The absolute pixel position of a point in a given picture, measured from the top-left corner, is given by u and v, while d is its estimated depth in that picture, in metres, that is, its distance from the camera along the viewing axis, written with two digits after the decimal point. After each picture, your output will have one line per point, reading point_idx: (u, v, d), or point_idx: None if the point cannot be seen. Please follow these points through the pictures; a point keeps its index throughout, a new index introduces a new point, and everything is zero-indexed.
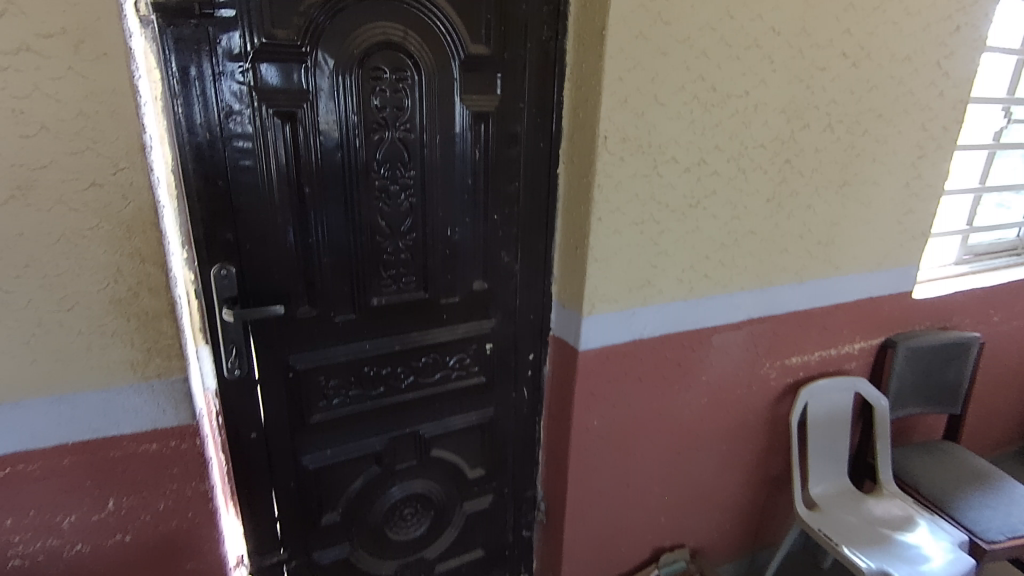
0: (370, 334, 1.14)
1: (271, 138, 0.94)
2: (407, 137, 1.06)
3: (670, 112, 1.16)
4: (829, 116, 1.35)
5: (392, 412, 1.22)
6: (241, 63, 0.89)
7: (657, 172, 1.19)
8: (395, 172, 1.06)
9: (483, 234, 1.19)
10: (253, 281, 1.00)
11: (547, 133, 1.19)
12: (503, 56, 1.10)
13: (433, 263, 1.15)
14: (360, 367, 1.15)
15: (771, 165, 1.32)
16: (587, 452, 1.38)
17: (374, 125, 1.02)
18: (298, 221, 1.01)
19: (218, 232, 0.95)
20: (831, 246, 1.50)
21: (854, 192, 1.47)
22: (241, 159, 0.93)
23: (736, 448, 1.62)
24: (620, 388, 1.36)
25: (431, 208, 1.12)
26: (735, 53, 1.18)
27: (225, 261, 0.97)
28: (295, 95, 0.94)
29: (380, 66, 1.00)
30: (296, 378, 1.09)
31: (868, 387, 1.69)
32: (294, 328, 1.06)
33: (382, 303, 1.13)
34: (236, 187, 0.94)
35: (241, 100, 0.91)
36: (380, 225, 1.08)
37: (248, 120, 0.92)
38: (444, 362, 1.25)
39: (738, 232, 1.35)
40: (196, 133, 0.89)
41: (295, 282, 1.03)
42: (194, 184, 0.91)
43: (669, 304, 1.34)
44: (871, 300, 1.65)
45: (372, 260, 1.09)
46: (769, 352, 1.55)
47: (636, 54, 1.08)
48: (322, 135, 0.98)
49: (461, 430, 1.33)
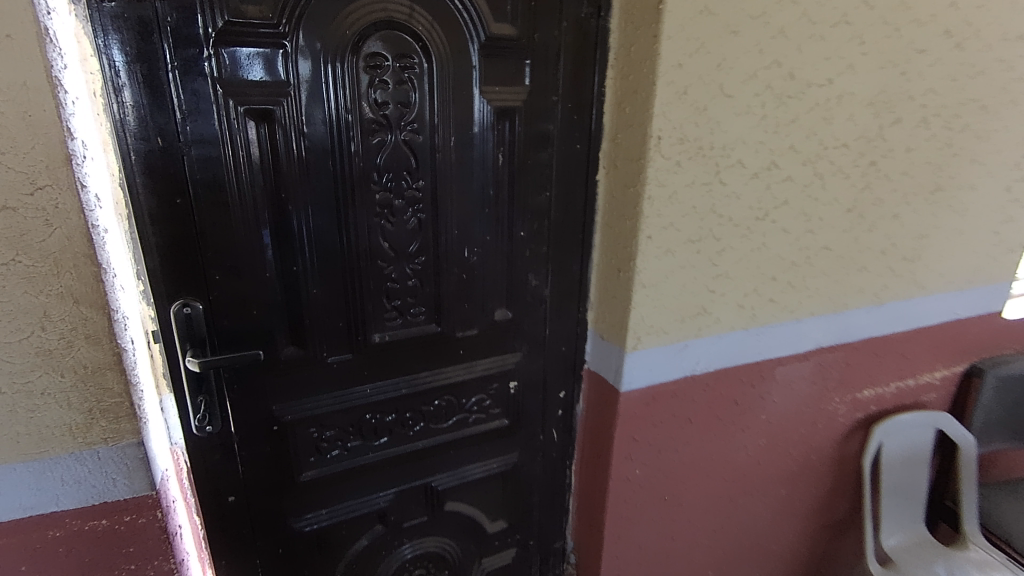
0: (372, 375, 0.95)
1: (243, 143, 0.75)
2: (415, 140, 0.86)
3: (738, 107, 0.94)
4: (925, 109, 1.11)
5: (398, 464, 1.03)
6: (201, 47, 0.70)
7: (719, 179, 0.98)
8: (400, 183, 0.87)
9: (507, 255, 0.99)
10: (226, 319, 0.81)
11: (584, 133, 0.98)
12: (533, 38, 0.89)
13: (447, 290, 0.96)
14: (362, 415, 0.96)
15: (852, 169, 1.10)
16: (627, 506, 1.17)
17: (373, 125, 0.83)
18: (281, 244, 0.82)
19: (180, 261, 0.76)
20: (916, 262, 1.27)
21: (948, 198, 1.23)
22: (206, 170, 0.74)
23: (796, 493, 1.40)
24: (667, 433, 1.15)
25: (444, 225, 0.92)
26: (819, 32, 0.95)
27: (191, 297, 0.78)
28: (272, 88, 0.75)
29: (379, 51, 0.80)
30: (282, 431, 0.90)
31: (951, 423, 1.46)
32: (278, 373, 0.87)
33: (385, 340, 0.93)
34: (200, 206, 0.75)
35: (202, 95, 0.72)
36: (381, 247, 0.89)
37: (213, 120, 0.73)
38: (460, 405, 1.05)
39: (810, 248, 1.13)
40: (147, 138, 0.70)
41: (279, 318, 0.85)
42: (147, 203, 0.72)
43: (727, 335, 1.12)
44: (959, 323, 1.41)
45: (372, 289, 0.90)
46: (839, 386, 1.33)
47: (699, 34, 0.86)
48: (307, 138, 0.79)
49: (479, 480, 1.13)
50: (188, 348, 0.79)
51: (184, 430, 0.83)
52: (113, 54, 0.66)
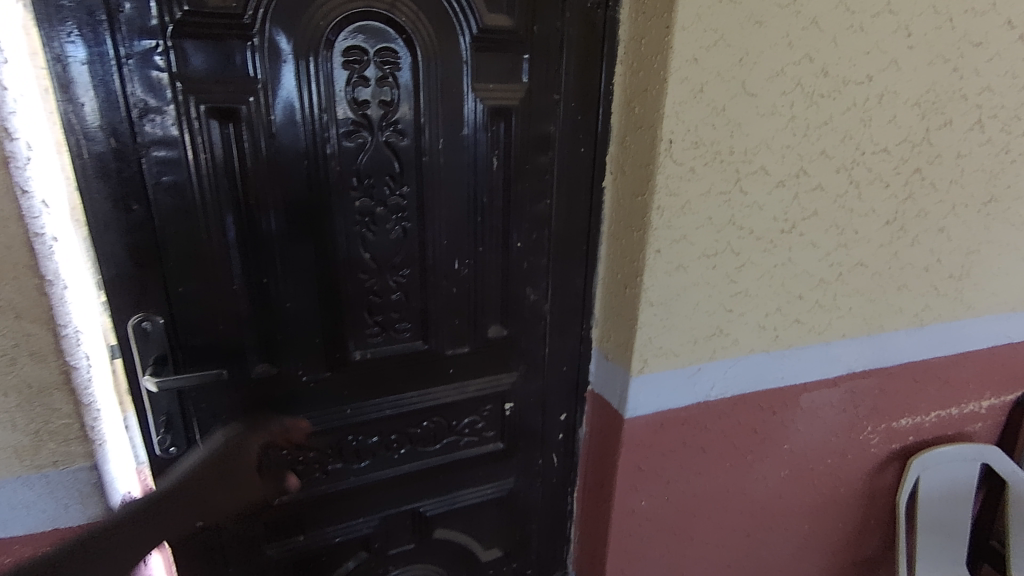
0: (354, 394, 0.88)
1: (206, 145, 0.69)
2: (399, 143, 0.78)
3: (763, 107, 0.84)
4: (980, 110, 0.99)
5: (383, 488, 0.97)
6: (155, 38, 0.64)
7: (739, 188, 0.88)
8: (382, 189, 0.79)
9: (502, 267, 0.91)
10: (192, 335, 0.76)
11: (590, 135, 0.89)
12: (532, 30, 0.81)
13: (435, 305, 0.88)
14: (343, 437, 0.90)
15: (893, 176, 0.98)
16: (632, 540, 1.09)
17: (351, 126, 0.75)
18: (250, 255, 0.75)
19: (139, 273, 0.71)
20: (965, 280, 1.14)
21: (1004, 210, 1.10)
22: (165, 174, 0.68)
23: (822, 528, 1.28)
24: (678, 462, 1.05)
25: (432, 235, 0.84)
26: (858, 23, 0.84)
27: (152, 311, 0.73)
28: (236, 85, 0.68)
29: (357, 44, 0.72)
30: (255, 452, 0.84)
31: (1000, 458, 1.32)
32: (248, 392, 0.81)
33: (367, 358, 0.86)
34: (159, 213, 0.69)
35: (158, 93, 0.65)
36: (362, 258, 0.82)
37: (171, 120, 0.67)
38: (450, 427, 0.98)
39: (843, 264, 1.02)
40: (98, 139, 0.64)
41: (250, 334, 0.79)
42: (100, 210, 0.67)
43: (746, 358, 1.02)
44: (1011, 347, 1.27)
45: (353, 303, 0.83)
46: (873, 414, 1.21)
47: (718, 24, 0.76)
48: (277, 140, 0.72)
49: (472, 506, 1.06)
50: (149, 365, 0.74)
51: (146, 450, 0.78)
52: (58, 46, 0.60)
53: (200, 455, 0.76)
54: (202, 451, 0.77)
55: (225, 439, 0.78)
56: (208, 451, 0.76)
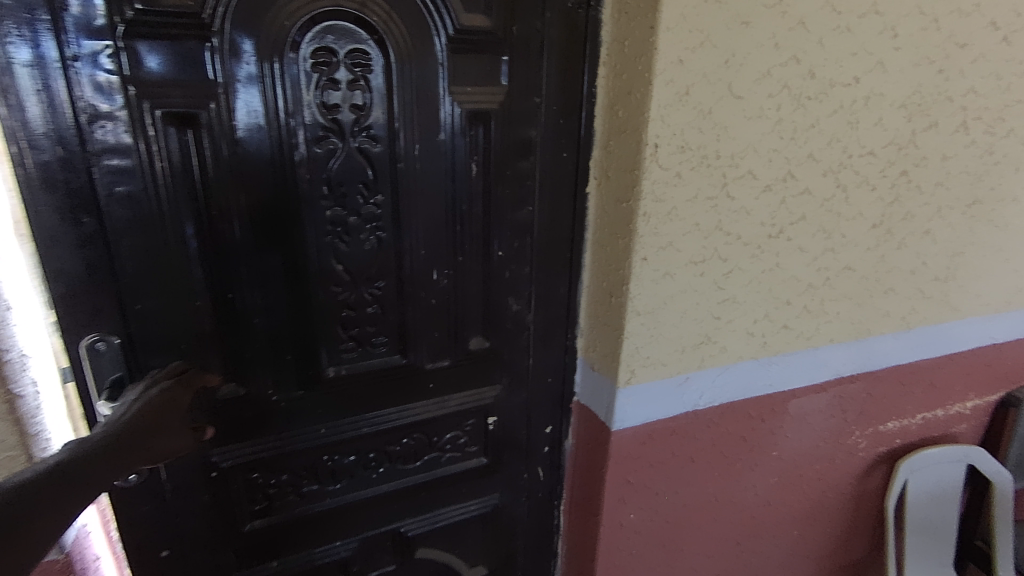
0: (328, 413, 0.84)
1: (163, 153, 0.64)
2: (372, 149, 0.74)
3: (750, 110, 0.81)
4: (964, 113, 0.98)
5: (362, 509, 0.92)
6: (104, 38, 0.59)
7: (726, 193, 0.85)
8: (355, 198, 0.75)
9: (483, 277, 0.88)
10: (152, 356, 0.71)
11: (572, 139, 0.86)
12: (512, 30, 0.77)
13: (413, 318, 0.84)
14: (317, 457, 0.85)
15: (880, 180, 0.97)
16: (620, 554, 1.06)
17: (321, 132, 0.71)
18: (214, 270, 0.71)
19: (91, 290, 0.66)
20: (950, 282, 1.13)
21: (987, 212, 1.09)
22: (118, 185, 0.63)
23: (810, 534, 1.27)
24: (667, 474, 1.03)
25: (409, 245, 0.81)
26: (845, 23, 0.82)
27: (107, 331, 0.68)
28: (195, 88, 0.64)
29: (326, 46, 0.68)
30: (223, 477, 0.80)
31: (984, 459, 1.32)
32: (215, 414, 0.76)
33: (342, 375, 0.82)
34: (113, 226, 0.64)
35: (109, 97, 0.61)
36: (335, 271, 0.77)
37: (124, 127, 0.62)
38: (432, 443, 0.94)
39: (831, 269, 1.00)
40: (42, 147, 0.59)
41: (215, 353, 0.74)
42: (46, 224, 0.61)
43: (734, 366, 1.00)
44: (995, 349, 1.27)
45: (326, 318, 0.79)
46: (861, 419, 1.19)
47: (704, 24, 0.74)
48: (241, 147, 0.68)
49: (455, 524, 1.02)
50: (107, 389, 0.69)
51: None
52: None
53: (132, 403, 0.65)
54: (135, 400, 0.65)
55: (163, 390, 0.67)
56: (144, 400, 0.65)
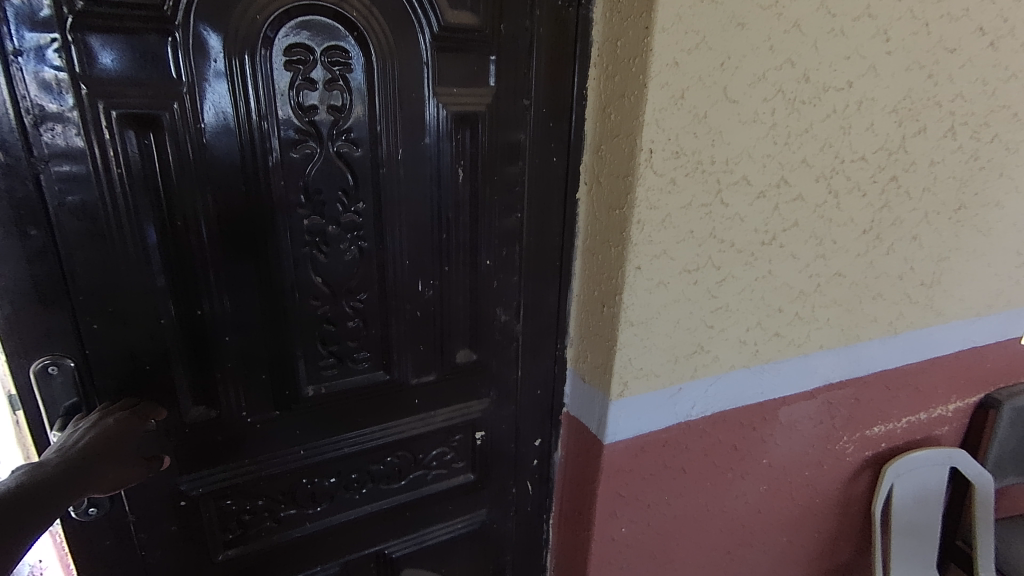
0: (307, 434, 0.79)
1: (121, 159, 0.59)
2: (353, 154, 0.70)
3: (744, 114, 0.79)
4: (952, 117, 0.97)
5: (343, 533, 0.88)
6: (51, 31, 0.53)
7: (720, 200, 0.83)
8: (334, 206, 0.71)
9: (470, 287, 0.84)
10: (112, 380, 0.65)
11: (561, 143, 0.83)
12: (499, 28, 0.73)
13: (397, 331, 0.80)
14: (296, 480, 0.80)
15: (870, 185, 0.96)
16: (612, 569, 1.03)
17: (297, 136, 0.66)
18: (180, 284, 0.65)
19: (41, 309, 0.60)
20: (935, 287, 1.13)
21: (972, 217, 1.10)
22: (69, 193, 0.58)
23: (798, 541, 1.26)
24: (658, 486, 1.00)
25: (392, 255, 0.76)
26: (839, 26, 0.80)
27: (61, 354, 0.62)
28: (156, 88, 0.58)
29: (301, 42, 0.63)
30: (193, 505, 0.74)
31: (966, 460, 1.33)
32: (183, 440, 0.71)
33: (321, 393, 0.77)
34: (66, 239, 0.59)
35: (59, 97, 0.55)
36: (313, 283, 0.72)
37: (76, 130, 0.56)
38: (417, 461, 0.90)
39: (822, 275, 0.99)
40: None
41: (183, 373, 0.69)
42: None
43: (726, 375, 0.98)
44: (976, 351, 1.28)
45: (304, 334, 0.74)
46: (848, 424, 1.19)
47: (700, 25, 0.71)
48: (209, 152, 0.62)
49: (441, 544, 0.98)
50: (63, 415, 0.63)
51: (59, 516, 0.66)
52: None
53: (85, 432, 0.59)
54: (89, 428, 0.60)
55: (120, 418, 0.62)
56: (99, 429, 0.60)
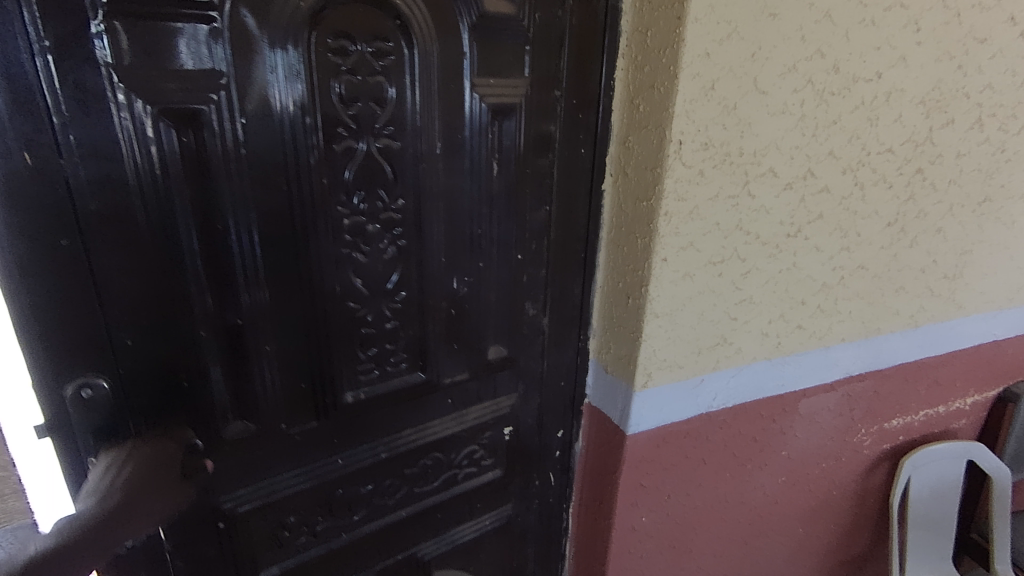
0: (343, 443, 0.80)
1: (159, 160, 0.58)
2: (391, 148, 0.70)
3: (773, 105, 0.78)
4: (980, 109, 0.96)
5: (379, 538, 0.89)
6: (89, 22, 0.52)
7: (748, 191, 0.82)
8: (374, 205, 0.71)
9: (502, 282, 0.84)
10: (145, 398, 0.65)
11: (588, 135, 0.82)
12: (532, 18, 0.73)
13: (433, 331, 0.81)
14: (332, 488, 0.81)
15: (897, 177, 0.95)
16: (631, 558, 1.04)
17: (338, 131, 0.66)
18: (219, 295, 0.65)
19: (75, 327, 0.59)
20: (957, 280, 1.13)
21: (997, 209, 1.09)
22: (99, 200, 0.56)
23: (814, 534, 1.26)
24: (678, 477, 1.01)
25: (429, 255, 0.77)
26: (871, 16, 0.79)
27: (93, 373, 0.61)
28: (195, 80, 0.57)
29: (344, 32, 0.63)
30: (232, 523, 0.75)
31: (984, 454, 1.33)
32: (222, 454, 0.71)
33: (359, 398, 0.78)
34: (97, 248, 0.58)
35: (94, 94, 0.54)
36: (353, 286, 0.73)
37: (114, 128, 0.55)
38: (450, 462, 0.91)
39: (845, 268, 0.98)
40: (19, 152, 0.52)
41: (222, 385, 0.69)
42: (25, 244, 0.54)
43: (748, 367, 0.98)
44: (996, 345, 1.27)
45: (341, 336, 0.74)
46: (867, 417, 1.19)
47: (732, 15, 0.70)
48: (250, 151, 0.62)
49: (470, 543, 1.00)
50: (92, 438, 0.63)
51: None
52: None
53: (123, 466, 0.61)
54: (127, 462, 0.62)
55: (156, 448, 0.65)
56: (135, 463, 0.62)
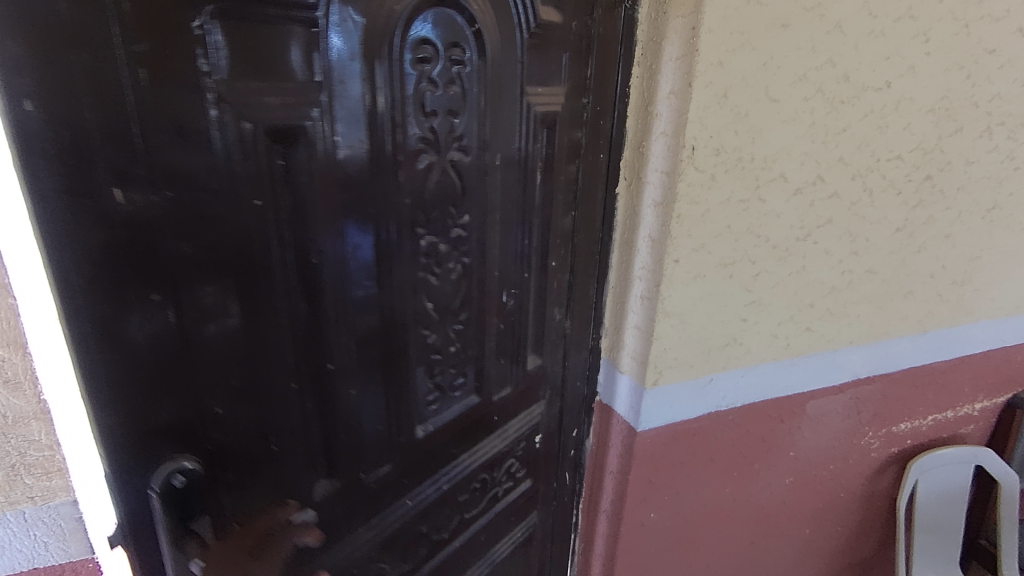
0: (410, 482, 0.77)
1: (256, 191, 0.51)
2: (462, 163, 0.69)
3: (784, 113, 0.81)
4: (989, 118, 0.98)
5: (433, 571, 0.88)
6: (191, 27, 0.44)
7: (758, 196, 0.85)
8: (446, 224, 0.70)
9: (540, 292, 0.87)
10: (234, 469, 0.57)
11: (604, 140, 0.85)
12: (572, 29, 0.75)
13: (489, 347, 0.83)
14: (402, 530, 0.79)
15: (906, 183, 0.97)
16: (640, 553, 1.06)
17: (421, 146, 0.64)
18: (310, 337, 0.59)
19: (162, 401, 0.49)
20: (966, 286, 1.14)
21: (1006, 216, 1.10)
22: (191, 242, 0.48)
23: (821, 534, 1.28)
24: (687, 475, 1.03)
25: (487, 273, 0.78)
26: (880, 27, 0.82)
27: (178, 456, 0.52)
28: (298, 97, 0.52)
29: (431, 40, 0.61)
30: None
31: (992, 459, 1.34)
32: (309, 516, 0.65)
33: (428, 430, 0.77)
34: (193, 300, 0.49)
35: (188, 117, 0.45)
36: (425, 311, 0.71)
37: (213, 154, 0.48)
38: (494, 480, 0.93)
39: (854, 272, 1.00)
40: (102, 187, 0.43)
41: (311, 436, 0.63)
42: (105, 306, 0.45)
43: (757, 368, 1.00)
44: (1005, 351, 1.28)
45: (414, 364, 0.72)
46: (874, 420, 1.20)
47: (745, 26, 0.73)
48: (341, 172, 0.57)
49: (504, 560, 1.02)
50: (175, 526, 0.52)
51: None
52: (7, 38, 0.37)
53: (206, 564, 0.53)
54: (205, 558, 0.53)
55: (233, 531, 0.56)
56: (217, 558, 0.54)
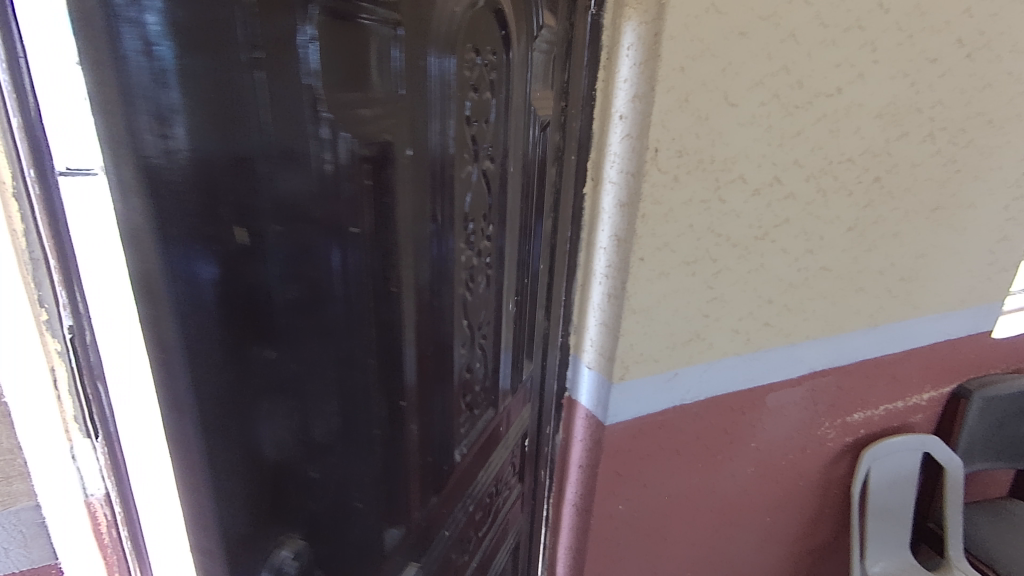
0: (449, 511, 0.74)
1: (350, 220, 0.45)
2: (490, 170, 0.68)
3: (743, 117, 0.84)
4: (932, 123, 1.04)
5: None
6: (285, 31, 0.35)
7: (719, 196, 0.88)
8: (479, 236, 0.68)
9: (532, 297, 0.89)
10: (327, 539, 0.50)
11: (572, 141, 0.87)
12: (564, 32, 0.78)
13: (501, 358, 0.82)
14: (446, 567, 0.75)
15: (858, 184, 1.02)
16: (608, 544, 1.09)
17: (467, 154, 0.61)
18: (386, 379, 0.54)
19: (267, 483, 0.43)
20: (913, 283, 1.21)
21: (948, 216, 1.17)
22: (293, 296, 0.41)
23: (781, 522, 1.33)
24: (653, 467, 1.06)
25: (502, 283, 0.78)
26: (832, 36, 0.86)
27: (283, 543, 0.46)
28: (386, 106, 0.46)
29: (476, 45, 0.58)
30: None
31: (938, 446, 1.42)
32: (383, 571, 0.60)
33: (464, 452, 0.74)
34: (293, 367, 0.43)
35: (291, 132, 0.38)
36: (462, 328, 0.68)
37: (314, 178, 0.40)
38: (501, 493, 0.92)
39: (810, 269, 1.05)
40: (192, 227, 0.33)
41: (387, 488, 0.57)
42: (191, 375, 0.36)
43: (720, 362, 1.04)
44: (950, 343, 1.36)
45: (455, 387, 0.69)
46: (831, 411, 1.26)
47: (705, 34, 0.76)
48: (407, 189, 0.52)
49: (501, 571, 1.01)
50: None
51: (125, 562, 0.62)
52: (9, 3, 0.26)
53: None
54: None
55: None
56: None
